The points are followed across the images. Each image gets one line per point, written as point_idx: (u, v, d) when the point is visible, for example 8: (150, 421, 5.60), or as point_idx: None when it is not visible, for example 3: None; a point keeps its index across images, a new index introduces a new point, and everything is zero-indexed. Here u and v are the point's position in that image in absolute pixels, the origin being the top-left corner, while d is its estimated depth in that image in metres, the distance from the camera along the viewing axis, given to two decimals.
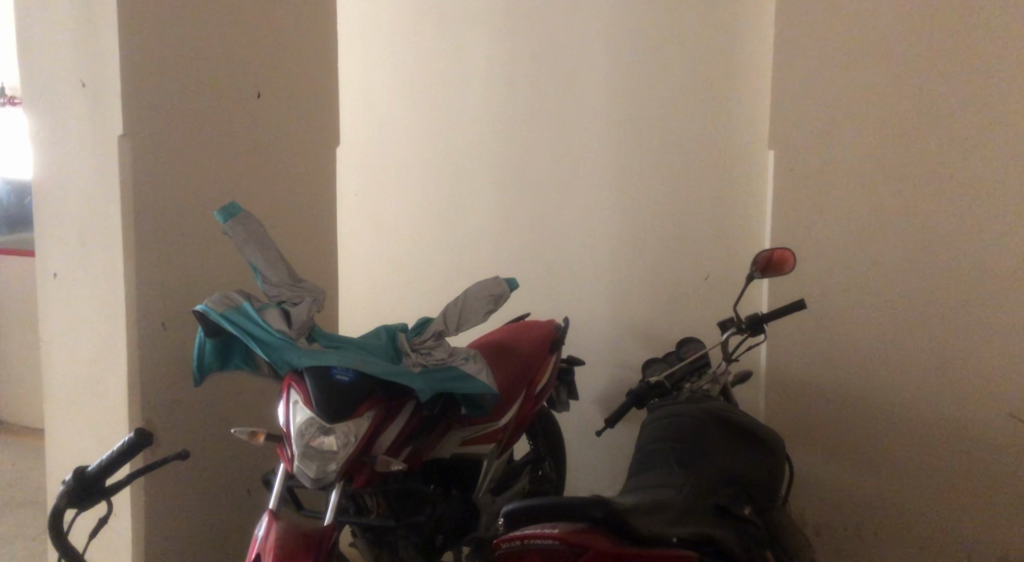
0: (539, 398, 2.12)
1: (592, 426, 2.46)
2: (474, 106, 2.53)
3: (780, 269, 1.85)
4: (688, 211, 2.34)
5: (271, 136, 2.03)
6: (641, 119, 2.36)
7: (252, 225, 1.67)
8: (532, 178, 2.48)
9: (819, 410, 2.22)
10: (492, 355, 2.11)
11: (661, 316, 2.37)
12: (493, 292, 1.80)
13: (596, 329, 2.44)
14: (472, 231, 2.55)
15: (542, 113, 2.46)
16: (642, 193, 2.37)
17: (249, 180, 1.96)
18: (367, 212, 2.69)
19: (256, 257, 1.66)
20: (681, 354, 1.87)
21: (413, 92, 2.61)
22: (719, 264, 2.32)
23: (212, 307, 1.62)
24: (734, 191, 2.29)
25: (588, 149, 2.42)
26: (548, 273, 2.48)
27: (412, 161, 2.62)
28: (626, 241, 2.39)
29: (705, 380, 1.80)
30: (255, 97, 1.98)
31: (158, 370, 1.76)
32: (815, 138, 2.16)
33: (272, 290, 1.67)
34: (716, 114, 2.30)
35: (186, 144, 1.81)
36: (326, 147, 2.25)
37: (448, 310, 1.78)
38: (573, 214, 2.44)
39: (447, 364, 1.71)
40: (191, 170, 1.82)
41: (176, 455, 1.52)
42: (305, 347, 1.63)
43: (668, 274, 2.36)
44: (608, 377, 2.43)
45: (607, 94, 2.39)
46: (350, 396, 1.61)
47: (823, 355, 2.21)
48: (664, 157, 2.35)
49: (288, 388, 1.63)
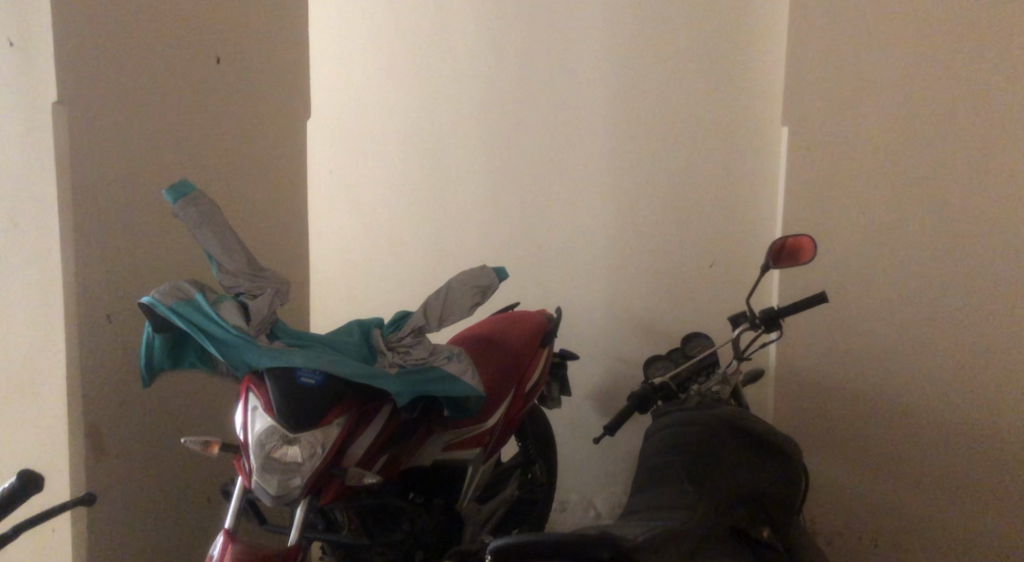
0: (529, 397, 1.93)
1: (585, 427, 2.28)
2: (459, 77, 2.32)
3: (795, 257, 1.67)
4: (692, 195, 2.15)
5: (232, 108, 1.82)
6: (640, 94, 2.17)
7: (207, 206, 1.47)
8: (522, 156, 2.28)
9: (831, 412, 2.05)
10: (478, 352, 1.92)
11: (660, 308, 2.19)
12: (479, 283, 1.61)
13: (589, 322, 2.25)
14: (455, 214, 2.35)
15: (532, 86, 2.26)
16: (640, 174, 2.19)
17: (206, 157, 1.75)
18: (341, 192, 2.46)
19: (210, 244, 1.46)
20: (686, 351, 1.68)
21: (393, 62, 2.38)
22: (724, 252, 2.14)
23: (160, 300, 1.43)
24: (743, 174, 2.12)
25: (583, 126, 2.22)
26: (539, 259, 2.28)
27: (392, 138, 2.40)
28: (623, 225, 2.20)
29: (715, 380, 1.61)
30: (214, 63, 1.77)
31: (102, 370, 1.56)
32: (831, 115, 1.98)
33: (229, 280, 1.48)
34: (723, 89, 2.12)
35: (132, 114, 1.60)
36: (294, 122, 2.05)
37: (429, 302, 1.59)
38: (565, 197, 2.25)
39: (427, 364, 1.53)
40: (137, 144, 1.61)
41: (78, 501, 1.29)
42: (265, 346, 1.43)
43: (668, 263, 2.18)
44: (603, 372, 2.25)
45: (603, 65, 2.20)
46: (317, 402, 1.42)
47: (836, 352, 2.03)
48: (664, 135, 2.16)
49: (245, 391, 1.44)
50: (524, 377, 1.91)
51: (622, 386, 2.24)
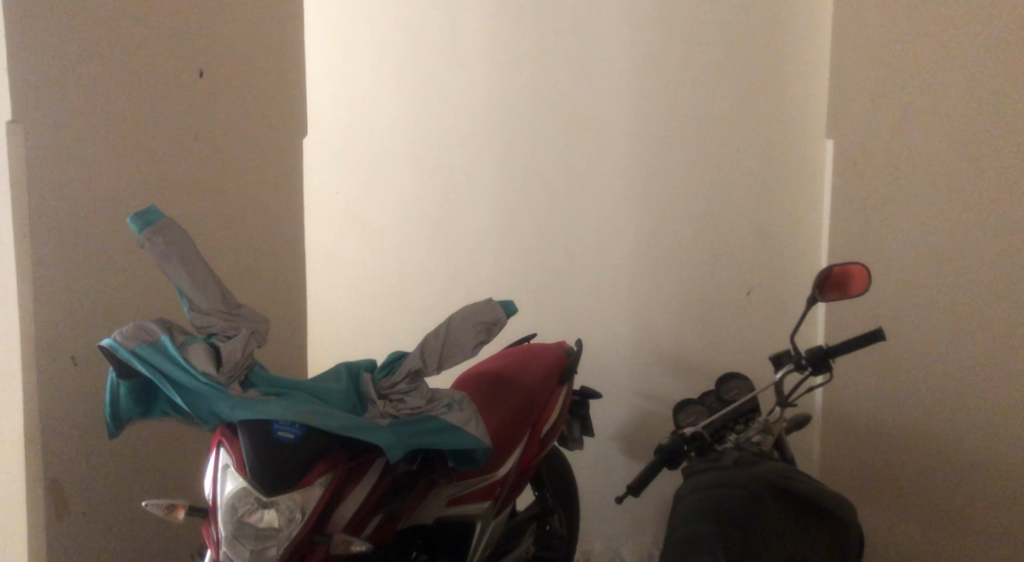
0: (546, 442, 1.73)
1: (609, 472, 2.06)
2: (474, 88, 2.10)
3: (844, 288, 1.46)
4: (726, 217, 1.96)
5: (217, 127, 1.68)
6: (667, 107, 1.99)
7: (177, 235, 1.30)
8: (539, 175, 2.07)
9: (884, 459, 1.83)
10: (488, 394, 1.73)
11: (690, 341, 1.99)
12: (484, 319, 1.42)
13: (613, 356, 2.04)
14: (468, 238, 2.12)
15: (548, 102, 2.06)
16: (668, 194, 1.99)
17: (185, 178, 1.60)
18: (343, 216, 2.21)
19: (179, 278, 1.29)
20: (722, 395, 1.48)
21: (400, 73, 2.15)
22: (761, 280, 1.95)
23: (122, 343, 1.27)
24: (784, 195, 1.94)
25: (604, 143, 2.03)
26: (557, 289, 2.07)
27: (400, 156, 2.16)
28: (648, 250, 2.00)
29: (755, 429, 1.41)
30: (197, 77, 1.63)
31: (63, 417, 1.40)
32: (879, 126, 1.80)
33: (200, 319, 1.31)
34: (759, 100, 1.94)
35: (100, 130, 1.45)
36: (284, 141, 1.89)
37: (427, 342, 1.40)
38: (585, 220, 2.04)
39: (424, 414, 1.34)
40: (105, 163, 1.46)
41: None
42: (239, 395, 1.26)
43: (698, 291, 1.98)
44: (628, 411, 2.04)
45: (624, 77, 2.01)
46: (295, 460, 1.24)
47: (891, 391, 1.81)
48: (694, 152, 1.97)
49: (216, 447, 1.27)
50: (539, 422, 1.72)
51: (649, 428, 2.02)
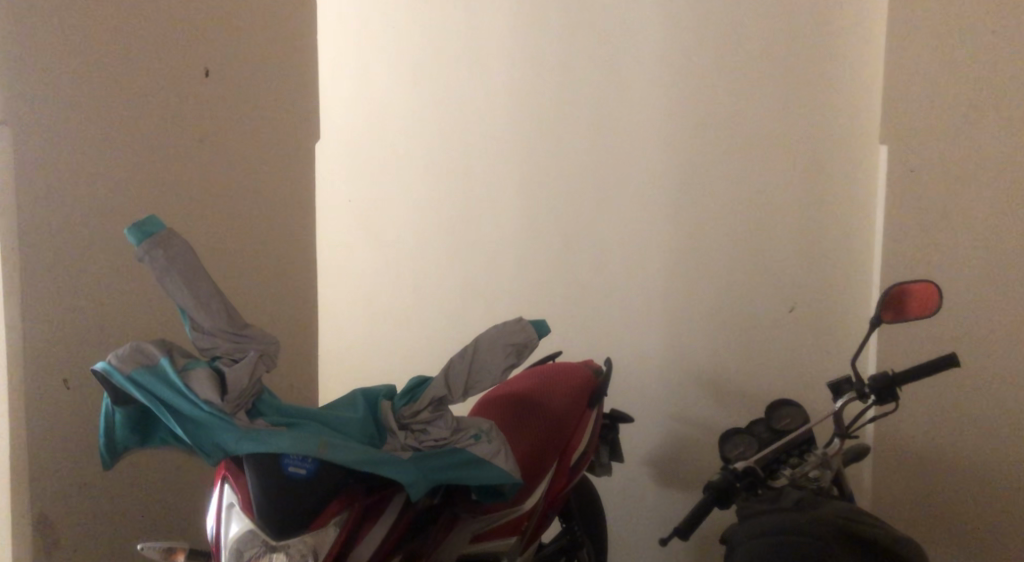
0: (576, 471, 1.60)
1: (640, 501, 1.91)
2: (495, 89, 1.98)
3: (909, 307, 1.32)
4: (766, 229, 1.79)
5: (222, 130, 1.56)
6: (702, 109, 1.83)
7: (179, 248, 1.18)
8: (564, 180, 1.93)
9: (948, 496, 1.64)
10: (514, 419, 1.60)
11: (728, 362, 1.83)
12: (514, 340, 1.28)
13: (644, 377, 1.89)
14: (489, 250, 1.99)
15: (573, 105, 1.92)
16: (703, 202, 1.83)
17: (187, 184, 1.48)
18: (358, 225, 2.10)
19: (181, 295, 1.17)
20: (773, 424, 1.33)
21: (418, 75, 2.03)
22: (806, 298, 1.78)
23: (118, 368, 1.15)
24: (833, 205, 1.76)
25: (634, 148, 1.88)
26: (585, 303, 1.92)
27: (418, 163, 2.04)
28: (681, 262, 1.85)
29: (812, 464, 1.29)
30: (202, 76, 1.52)
31: (53, 444, 1.28)
32: (937, 129, 1.63)
33: (204, 341, 1.19)
34: (803, 101, 1.76)
35: (94, 131, 1.34)
36: (291, 146, 1.77)
37: (452, 366, 1.27)
38: (613, 231, 1.90)
39: (449, 446, 1.22)
40: (99, 167, 1.35)
41: None
42: (245, 426, 1.14)
43: (736, 308, 1.82)
44: (661, 435, 1.88)
45: (654, 77, 1.86)
46: (308, 499, 1.12)
47: (953, 419, 1.63)
48: (732, 157, 1.81)
49: (219, 483, 1.15)
50: (569, 449, 1.59)
51: (684, 455, 1.87)
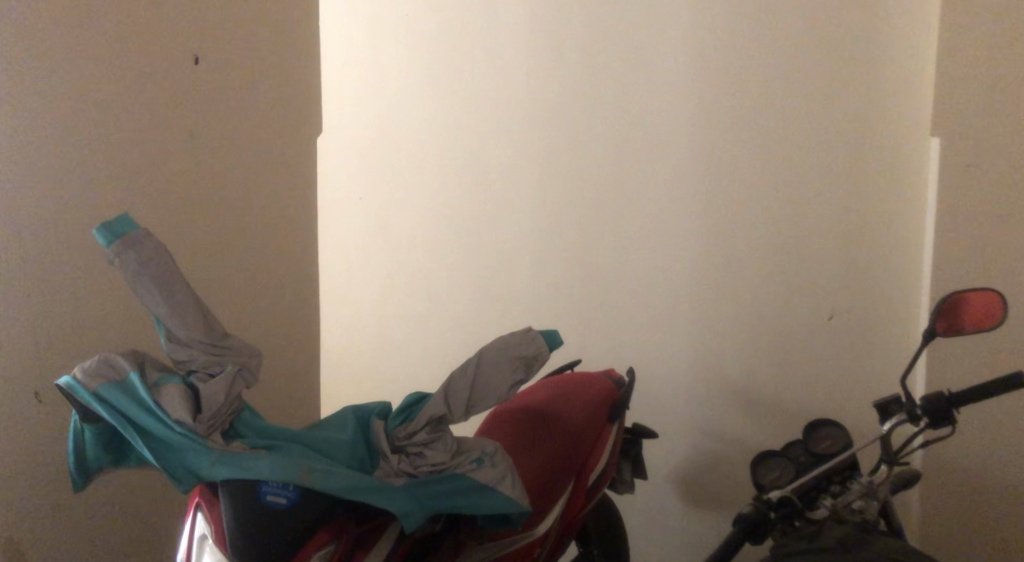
0: (593, 493, 1.48)
1: (664, 522, 1.78)
2: (511, 78, 1.84)
3: (969, 315, 1.17)
4: (803, 229, 1.64)
5: (213, 122, 1.45)
6: (734, 97, 1.67)
7: (152, 249, 1.06)
8: (585, 176, 1.79)
9: (1003, 524, 1.49)
10: (526, 436, 1.47)
11: (761, 373, 1.68)
12: (522, 353, 1.16)
13: (669, 388, 1.75)
14: (504, 251, 1.86)
15: (594, 96, 1.78)
16: (734, 201, 1.68)
17: (173, 180, 1.38)
18: (366, 223, 1.97)
19: (153, 302, 1.06)
20: (811, 448, 1.21)
21: (429, 64, 1.89)
22: (846, 304, 1.62)
23: (82, 383, 1.04)
24: (877, 201, 1.59)
25: (659, 141, 1.73)
26: (606, 308, 1.79)
27: (430, 157, 1.91)
28: (709, 265, 1.71)
29: (855, 493, 1.14)
30: (192, 63, 1.41)
31: (25, 460, 1.19)
32: (997, 120, 1.46)
33: (178, 353, 1.07)
34: (845, 86, 1.59)
35: (70, 124, 1.24)
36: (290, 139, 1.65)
37: (453, 381, 1.15)
38: (637, 230, 1.76)
39: (449, 472, 1.10)
40: (75, 162, 1.25)
41: None
42: (220, 450, 1.03)
43: (770, 315, 1.67)
44: (687, 451, 1.75)
45: (682, 64, 1.71)
46: (288, 533, 1.01)
47: (1011, 441, 1.47)
48: (764, 150, 1.65)
49: (193, 511, 1.04)
50: (586, 469, 1.46)
51: (711, 473, 1.73)
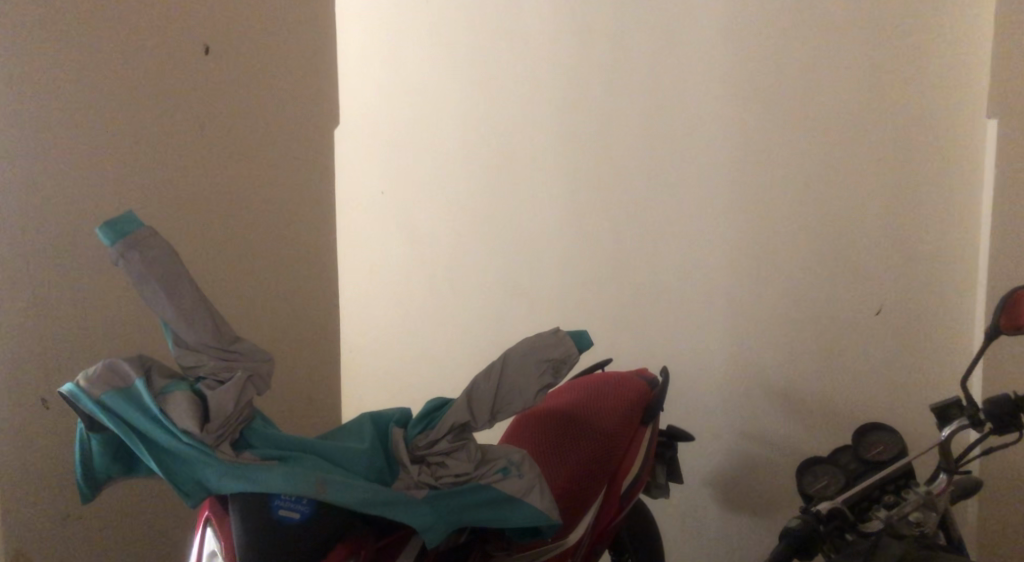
0: (625, 500, 1.40)
1: (699, 527, 1.70)
2: (535, 65, 1.76)
3: None
4: (845, 219, 1.55)
5: (223, 114, 1.40)
6: (773, 79, 1.58)
7: (157, 248, 1.00)
8: (613, 167, 1.72)
9: None
10: (554, 440, 1.40)
11: (802, 370, 1.59)
12: (550, 355, 1.09)
13: (703, 388, 1.67)
14: (530, 246, 1.79)
15: (623, 82, 1.70)
16: (771, 191, 1.59)
17: (185, 174, 1.33)
18: (387, 219, 1.90)
19: (159, 305, 0.99)
20: (861, 454, 1.15)
21: (452, 49, 1.82)
22: (893, 297, 1.52)
23: (85, 391, 0.98)
24: (927, 187, 1.49)
25: (693, 126, 1.65)
26: (636, 305, 1.71)
27: (451, 149, 1.84)
28: (745, 258, 1.62)
29: (912, 503, 1.04)
30: (202, 54, 1.36)
31: (31, 470, 1.14)
32: None
33: (186, 359, 1.01)
34: (892, 64, 1.50)
35: (77, 115, 1.19)
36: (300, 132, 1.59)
37: (476, 386, 1.08)
38: (669, 223, 1.68)
39: (472, 484, 1.03)
40: (83, 155, 1.19)
41: None
42: (230, 462, 0.97)
43: (811, 310, 1.58)
44: (723, 453, 1.67)
45: (716, 45, 1.62)
46: (302, 551, 0.95)
47: None
48: (804, 134, 1.56)
49: (202, 526, 0.98)
50: (618, 474, 1.38)
51: (750, 476, 1.65)
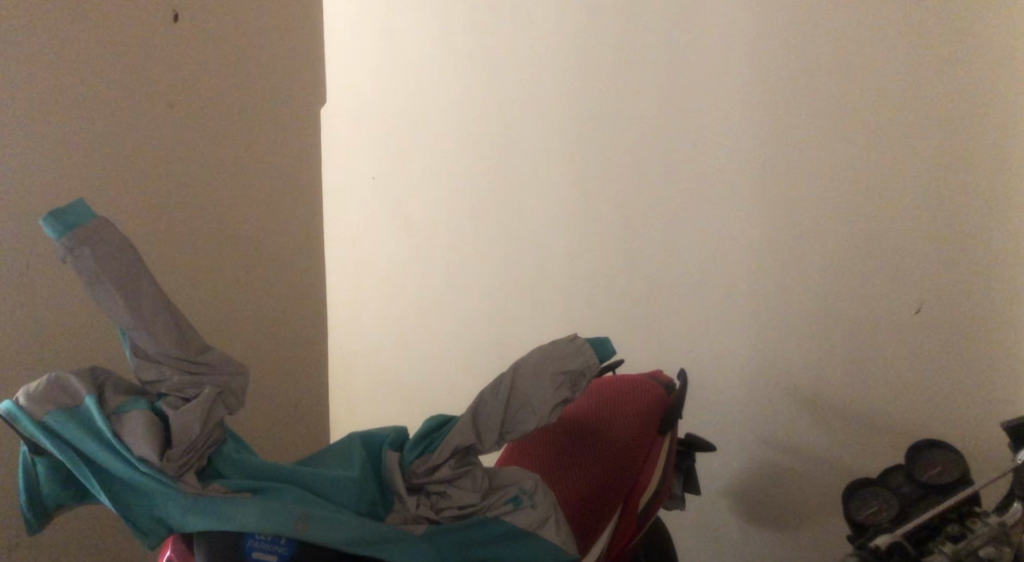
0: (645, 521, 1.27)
1: (719, 543, 1.55)
2: (540, 36, 1.60)
3: None
4: (887, 204, 1.36)
5: (191, 88, 1.20)
6: (813, 51, 1.39)
7: (113, 242, 0.85)
8: (627, 151, 1.54)
9: None
10: (565, 453, 1.24)
11: (844, 383, 1.41)
12: (567, 367, 0.94)
13: (727, 394, 1.50)
14: (534, 237, 1.63)
15: (637, 56, 1.52)
16: (805, 176, 1.41)
17: (147, 162, 1.14)
18: (381, 205, 1.75)
19: (115, 310, 0.85)
20: (915, 474, 1.04)
21: (450, 19, 1.66)
22: (952, 300, 1.33)
23: (26, 412, 0.83)
24: (999, 176, 1.29)
25: (719, 106, 1.46)
26: (652, 302, 1.54)
27: (448, 131, 1.68)
28: (775, 251, 1.44)
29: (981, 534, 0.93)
30: (172, 21, 1.17)
31: None
32: None
33: (148, 372, 0.87)
34: (956, 34, 1.29)
35: (10, 91, 1.00)
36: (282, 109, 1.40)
37: (483, 399, 0.94)
38: (690, 212, 1.50)
39: (478, 516, 0.90)
40: (16, 140, 1.01)
41: None
42: (197, 495, 0.83)
43: (847, 309, 1.39)
44: (747, 466, 1.50)
45: (747, 13, 1.43)
46: None
47: None
48: (851, 114, 1.37)
49: None
50: (637, 493, 1.24)
51: (775, 491, 1.49)
